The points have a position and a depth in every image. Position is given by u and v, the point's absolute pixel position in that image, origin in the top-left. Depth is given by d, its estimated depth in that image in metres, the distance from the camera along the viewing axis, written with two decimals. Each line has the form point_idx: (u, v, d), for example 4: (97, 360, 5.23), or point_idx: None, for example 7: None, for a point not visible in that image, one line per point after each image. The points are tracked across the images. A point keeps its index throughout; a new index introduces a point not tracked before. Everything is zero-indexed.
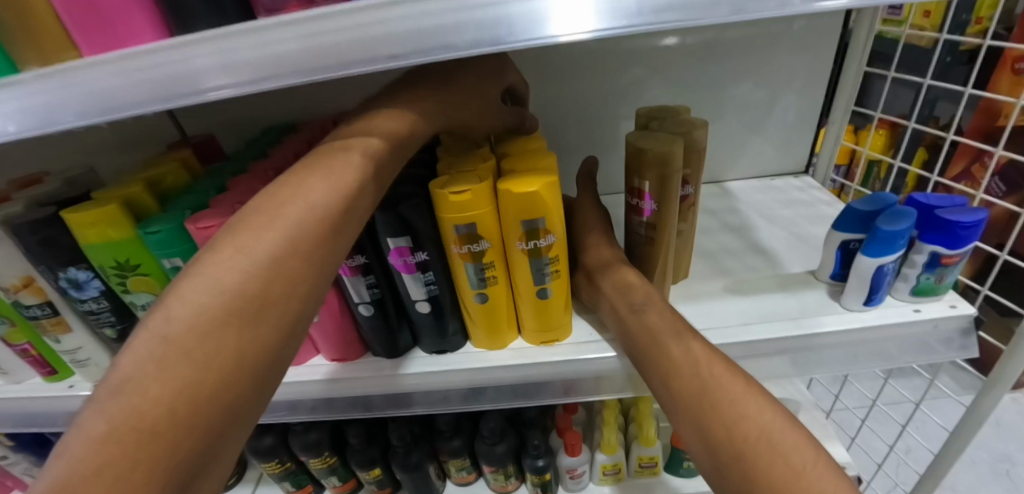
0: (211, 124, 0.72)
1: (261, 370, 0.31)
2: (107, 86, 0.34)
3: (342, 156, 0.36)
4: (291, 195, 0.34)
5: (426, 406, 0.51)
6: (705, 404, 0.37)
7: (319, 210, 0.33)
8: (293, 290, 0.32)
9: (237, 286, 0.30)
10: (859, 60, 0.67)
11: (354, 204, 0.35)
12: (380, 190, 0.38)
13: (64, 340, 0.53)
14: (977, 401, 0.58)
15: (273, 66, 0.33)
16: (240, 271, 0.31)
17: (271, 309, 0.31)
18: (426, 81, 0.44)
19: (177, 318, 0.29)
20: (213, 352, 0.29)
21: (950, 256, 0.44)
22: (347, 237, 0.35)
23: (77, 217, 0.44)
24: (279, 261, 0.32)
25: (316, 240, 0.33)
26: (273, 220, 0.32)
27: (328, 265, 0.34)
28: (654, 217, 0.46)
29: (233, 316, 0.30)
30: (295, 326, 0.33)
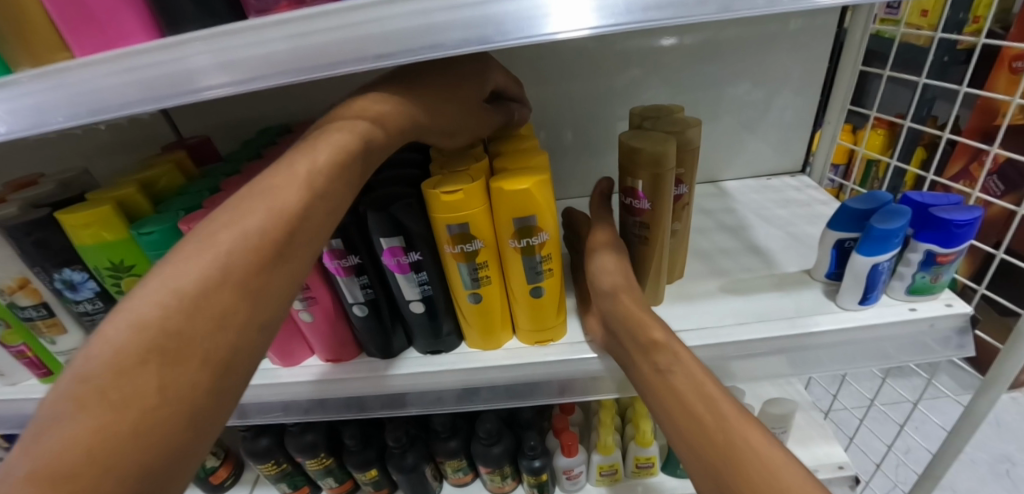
0: (208, 125, 0.72)
1: (201, 409, 0.27)
2: (98, 87, 0.34)
3: (289, 170, 0.33)
4: (226, 219, 0.31)
5: (420, 407, 0.51)
6: (699, 425, 0.36)
7: (257, 232, 0.30)
8: (229, 321, 0.29)
9: (166, 318, 0.27)
10: (854, 60, 0.67)
11: (296, 227, 0.32)
12: (333, 209, 0.35)
13: (60, 340, 0.54)
14: (975, 400, 0.57)
15: (263, 67, 0.33)
16: (169, 301, 0.27)
17: (202, 344, 0.27)
18: (402, 76, 0.41)
19: (87, 361, 0.25)
20: (130, 396, 0.25)
21: (946, 254, 0.43)
22: (295, 259, 0.32)
23: (71, 217, 0.44)
24: (211, 288, 0.28)
25: (259, 262, 0.30)
26: (208, 244, 0.29)
27: (272, 291, 0.31)
28: (647, 216, 0.46)
29: (154, 353, 0.26)
30: (236, 360, 0.29)
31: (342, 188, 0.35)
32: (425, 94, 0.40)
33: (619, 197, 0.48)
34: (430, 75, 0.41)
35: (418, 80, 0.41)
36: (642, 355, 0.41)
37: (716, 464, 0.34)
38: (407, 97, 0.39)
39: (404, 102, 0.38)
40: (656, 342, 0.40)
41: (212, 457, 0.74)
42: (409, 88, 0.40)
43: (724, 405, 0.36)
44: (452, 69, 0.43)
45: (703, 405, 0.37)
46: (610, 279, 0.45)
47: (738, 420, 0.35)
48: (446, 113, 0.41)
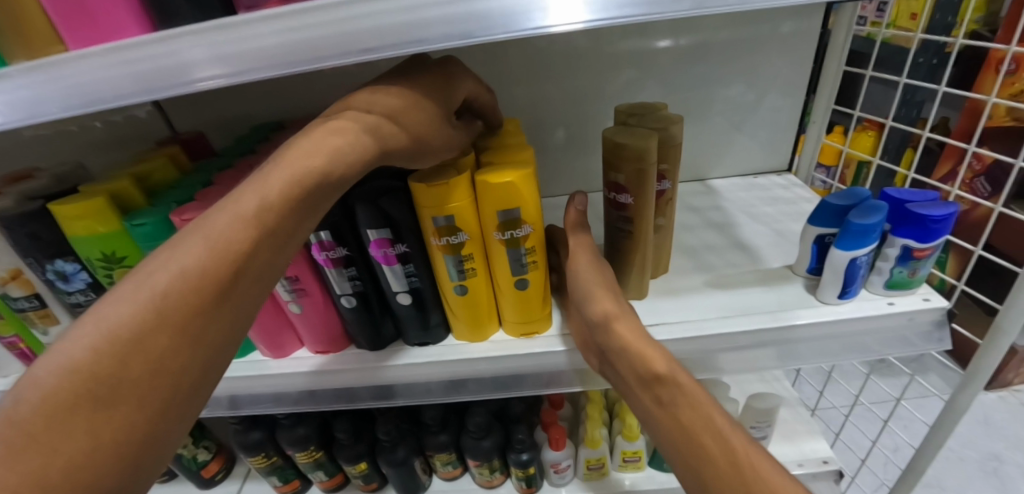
0: (202, 121, 0.73)
1: (127, 449, 0.29)
2: (93, 79, 0.35)
3: (232, 207, 0.33)
4: (164, 259, 0.31)
5: (408, 398, 0.52)
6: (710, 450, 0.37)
7: (193, 277, 0.31)
8: (163, 365, 0.30)
9: (90, 363, 0.28)
10: (838, 61, 0.68)
11: (237, 268, 0.32)
12: (279, 248, 0.35)
13: (53, 331, 0.54)
14: (956, 394, 0.58)
15: (254, 59, 0.34)
16: (95, 345, 0.28)
17: (136, 385, 0.29)
18: (365, 90, 0.38)
19: (19, 403, 0.26)
20: (62, 439, 0.27)
21: (922, 249, 0.44)
22: (236, 300, 0.33)
23: (64, 209, 0.44)
24: (146, 332, 0.29)
25: (192, 306, 0.31)
26: (141, 289, 0.30)
27: (213, 333, 0.32)
28: (631, 210, 0.47)
29: (87, 396, 0.27)
30: (174, 399, 0.30)
31: (291, 227, 0.35)
32: (385, 113, 0.36)
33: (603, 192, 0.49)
34: (393, 86, 0.38)
35: (379, 93, 0.37)
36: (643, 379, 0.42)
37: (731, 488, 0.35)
38: (365, 119, 0.36)
39: (363, 125, 0.35)
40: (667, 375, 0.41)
41: (204, 451, 0.74)
42: (367, 108, 0.36)
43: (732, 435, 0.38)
44: (416, 75, 0.40)
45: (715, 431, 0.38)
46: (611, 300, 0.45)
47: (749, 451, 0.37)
48: (414, 131, 0.37)
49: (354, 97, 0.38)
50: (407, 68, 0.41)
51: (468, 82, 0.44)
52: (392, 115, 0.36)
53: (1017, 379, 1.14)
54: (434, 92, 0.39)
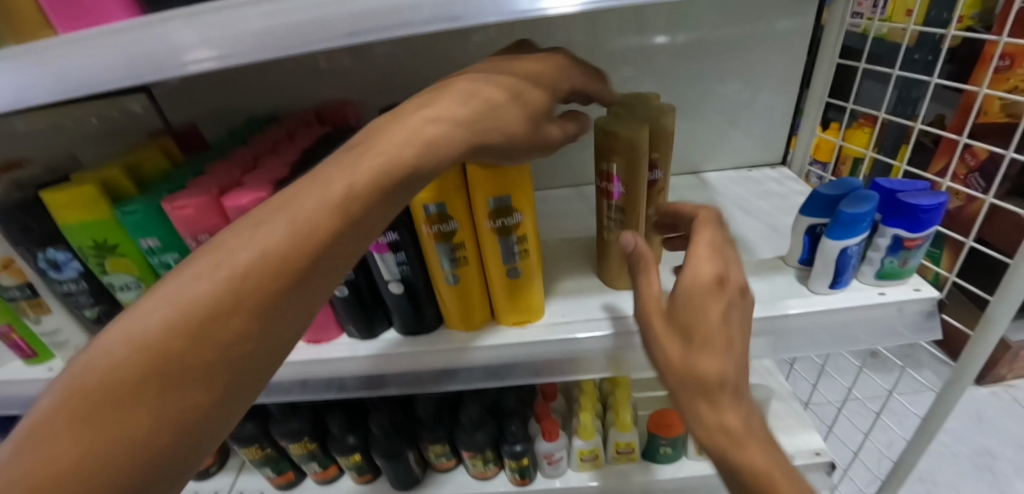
0: (195, 113, 0.73)
1: (192, 431, 0.27)
2: (81, 63, 0.34)
3: (314, 185, 0.31)
4: (245, 234, 0.29)
5: (399, 387, 0.52)
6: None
7: (275, 259, 0.29)
8: (231, 351, 0.28)
9: (164, 338, 0.26)
10: (830, 56, 0.67)
11: (319, 253, 0.30)
12: (358, 237, 0.32)
13: (44, 321, 0.54)
14: (947, 387, 0.58)
15: (241, 44, 0.34)
16: (169, 320, 0.26)
17: (204, 369, 0.27)
18: (467, 75, 0.37)
19: (88, 373, 0.25)
20: (126, 417, 0.25)
21: (912, 239, 0.44)
22: (310, 289, 0.31)
23: (55, 197, 0.45)
24: (223, 311, 0.27)
25: (267, 289, 0.29)
26: (220, 263, 0.28)
27: (283, 321, 0.30)
28: (623, 200, 0.47)
29: (155, 375, 0.26)
30: (236, 385, 0.29)
31: (374, 217, 0.32)
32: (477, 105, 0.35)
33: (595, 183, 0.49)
34: (495, 76, 0.37)
35: (478, 79, 0.36)
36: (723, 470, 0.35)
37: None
38: (461, 110, 0.34)
39: (459, 117, 0.34)
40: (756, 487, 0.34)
41: None
42: (465, 96, 0.35)
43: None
44: (523, 63, 0.38)
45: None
46: (716, 365, 0.34)
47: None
48: (504, 127, 0.35)
49: (454, 79, 0.36)
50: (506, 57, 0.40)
51: (579, 77, 0.41)
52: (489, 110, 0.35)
53: (1009, 374, 1.15)
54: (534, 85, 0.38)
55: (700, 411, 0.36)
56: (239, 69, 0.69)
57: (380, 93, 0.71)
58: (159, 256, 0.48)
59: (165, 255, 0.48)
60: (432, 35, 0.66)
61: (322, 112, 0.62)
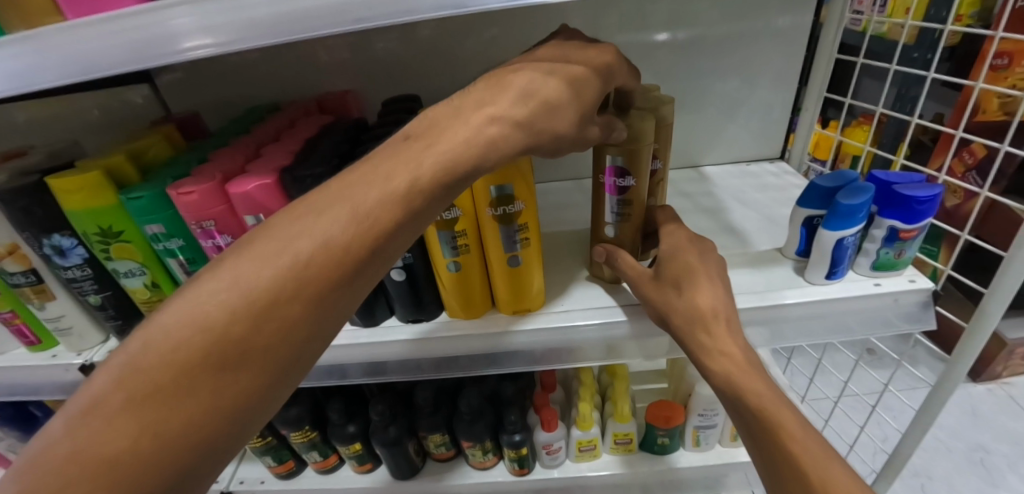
0: (197, 102, 0.73)
1: (241, 410, 0.29)
2: (88, 48, 0.35)
3: (377, 176, 0.31)
4: (306, 222, 0.30)
5: (400, 374, 0.53)
6: (806, 484, 0.36)
7: (332, 251, 0.30)
8: (284, 338, 0.29)
9: (223, 322, 0.28)
10: (829, 50, 0.68)
11: (373, 249, 0.31)
12: (411, 234, 0.33)
13: (47, 307, 0.54)
14: (941, 380, 0.59)
15: (247, 29, 0.34)
16: (229, 305, 0.28)
17: (259, 353, 0.29)
18: (530, 65, 0.35)
19: (154, 347, 0.27)
20: (185, 392, 0.27)
21: (908, 231, 0.45)
22: (362, 281, 0.32)
23: (62, 182, 0.45)
24: (279, 300, 0.29)
25: (322, 282, 0.30)
26: (282, 251, 0.29)
27: (334, 311, 0.31)
28: (627, 192, 0.47)
29: (215, 356, 0.27)
30: (287, 369, 0.30)
31: (429, 212, 0.33)
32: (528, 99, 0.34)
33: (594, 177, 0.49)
34: (560, 70, 0.35)
35: (541, 71, 0.34)
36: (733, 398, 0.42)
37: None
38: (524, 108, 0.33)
39: (519, 117, 0.33)
40: (764, 407, 0.40)
41: None
42: (528, 91, 0.34)
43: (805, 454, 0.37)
44: (576, 54, 0.37)
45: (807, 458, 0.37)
46: (709, 299, 0.43)
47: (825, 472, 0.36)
48: (564, 127, 0.35)
49: (513, 69, 0.35)
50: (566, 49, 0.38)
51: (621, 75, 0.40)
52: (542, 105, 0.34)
53: (1005, 371, 1.16)
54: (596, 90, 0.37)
55: (705, 343, 0.42)
56: (242, 60, 0.69)
57: (382, 85, 0.72)
58: (163, 242, 0.48)
59: (170, 242, 0.48)
60: (434, 28, 0.67)
61: (324, 101, 0.62)
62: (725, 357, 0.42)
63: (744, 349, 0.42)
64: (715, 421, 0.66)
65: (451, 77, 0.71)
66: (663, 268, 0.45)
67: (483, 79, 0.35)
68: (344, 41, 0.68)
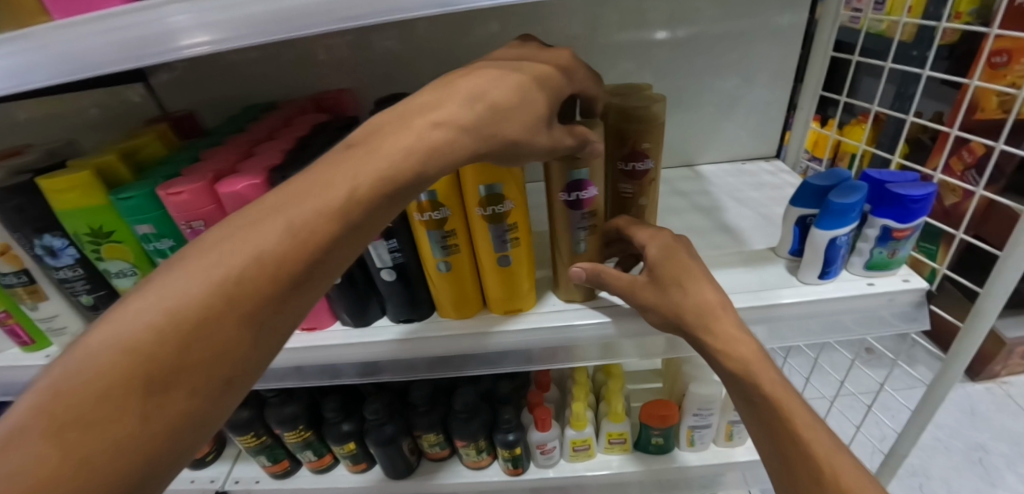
0: (193, 101, 0.73)
1: (177, 440, 0.25)
2: (76, 47, 0.35)
3: (319, 183, 0.29)
4: (241, 233, 0.28)
5: (392, 374, 0.53)
6: (819, 471, 0.37)
7: (270, 262, 0.27)
8: (222, 357, 0.26)
9: (150, 342, 0.24)
10: (825, 48, 0.68)
11: (317, 258, 0.29)
12: (359, 241, 0.31)
13: (41, 307, 0.54)
14: (937, 380, 0.59)
15: (234, 27, 0.34)
16: (156, 323, 0.25)
17: (194, 375, 0.25)
18: (487, 67, 0.36)
19: (66, 376, 0.23)
20: (108, 424, 0.23)
21: (901, 230, 0.45)
22: (307, 292, 0.29)
23: (53, 183, 0.45)
24: (216, 315, 0.26)
25: (263, 294, 0.27)
26: (215, 262, 0.27)
27: (280, 324, 0.28)
28: (595, 203, 0.46)
29: (140, 381, 0.24)
30: (228, 390, 0.27)
31: (375, 220, 0.31)
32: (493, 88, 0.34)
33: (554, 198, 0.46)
34: (527, 71, 0.36)
35: (492, 75, 0.35)
36: (744, 387, 0.42)
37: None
38: (481, 109, 0.33)
39: (462, 122, 0.32)
40: (775, 394, 0.41)
41: None
42: (479, 93, 0.34)
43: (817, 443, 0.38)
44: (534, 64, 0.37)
45: (824, 452, 0.38)
46: (713, 294, 0.44)
47: (834, 459, 0.38)
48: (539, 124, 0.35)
49: (463, 74, 0.35)
50: (530, 53, 0.40)
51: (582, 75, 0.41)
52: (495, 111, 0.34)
53: (1004, 371, 1.15)
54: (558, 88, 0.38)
55: (717, 333, 0.42)
56: (237, 59, 0.69)
57: (376, 84, 0.71)
58: (154, 242, 0.48)
59: (161, 242, 0.48)
60: (430, 27, 0.67)
61: (320, 99, 0.62)
62: (738, 346, 0.42)
63: (753, 338, 0.43)
64: (710, 420, 0.65)
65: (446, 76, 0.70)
66: (660, 269, 0.45)
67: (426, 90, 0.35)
68: (339, 39, 0.68)
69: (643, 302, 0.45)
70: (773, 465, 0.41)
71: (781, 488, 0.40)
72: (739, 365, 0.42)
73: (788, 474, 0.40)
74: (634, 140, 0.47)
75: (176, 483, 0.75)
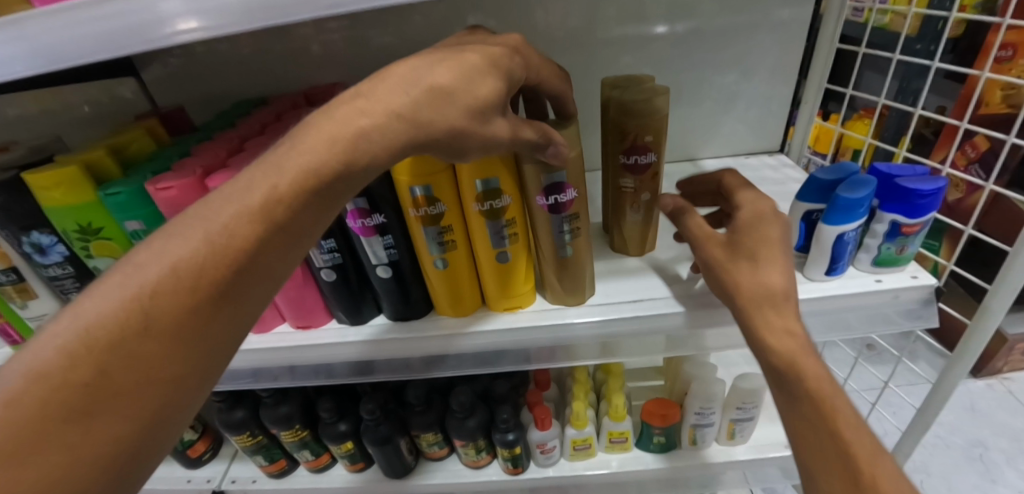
0: (184, 96, 0.71)
1: (112, 460, 0.26)
2: (59, 37, 0.33)
3: (236, 189, 0.29)
4: (156, 248, 0.28)
5: (387, 373, 0.52)
6: (857, 470, 0.34)
7: (187, 273, 0.27)
8: (145, 374, 0.26)
9: (64, 367, 0.24)
10: (830, 40, 0.67)
11: (242, 264, 0.29)
12: (290, 245, 0.31)
13: (31, 306, 0.53)
14: (943, 376, 0.58)
15: (219, 17, 0.33)
16: (68, 347, 0.25)
17: (119, 392, 0.25)
18: (471, 50, 0.34)
19: None
20: (31, 448, 0.23)
21: (910, 225, 0.44)
22: (237, 301, 0.29)
23: (38, 178, 0.44)
24: (131, 333, 0.26)
25: (182, 309, 0.27)
26: (127, 282, 0.26)
27: (210, 333, 0.28)
28: (574, 206, 0.44)
29: (58, 404, 0.24)
30: (161, 407, 0.27)
31: (304, 220, 0.31)
32: (459, 72, 0.32)
33: (535, 204, 0.44)
34: (486, 56, 0.34)
35: (428, 59, 0.32)
36: (784, 377, 0.39)
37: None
38: (470, 105, 0.32)
39: (399, 107, 0.31)
40: (820, 389, 0.37)
41: (190, 431, 0.74)
42: (462, 88, 0.32)
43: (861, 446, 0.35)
44: (476, 47, 0.34)
45: (864, 452, 0.35)
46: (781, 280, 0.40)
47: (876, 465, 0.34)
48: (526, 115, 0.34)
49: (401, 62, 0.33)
50: (518, 43, 0.38)
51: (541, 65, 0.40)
52: (438, 94, 0.32)
53: (1005, 367, 1.15)
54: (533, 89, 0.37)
55: (767, 317, 0.40)
56: (228, 53, 0.68)
57: (371, 79, 0.70)
58: (144, 239, 0.47)
59: (151, 239, 0.47)
60: (425, 21, 0.65)
61: (311, 94, 0.61)
62: (785, 338, 0.39)
63: (801, 329, 0.40)
64: (711, 419, 0.64)
65: None
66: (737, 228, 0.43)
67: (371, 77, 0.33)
68: (333, 34, 0.66)
69: (720, 268, 0.42)
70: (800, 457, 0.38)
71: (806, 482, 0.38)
72: (784, 353, 0.39)
73: (814, 467, 0.37)
74: (634, 134, 0.47)
75: (172, 483, 0.75)
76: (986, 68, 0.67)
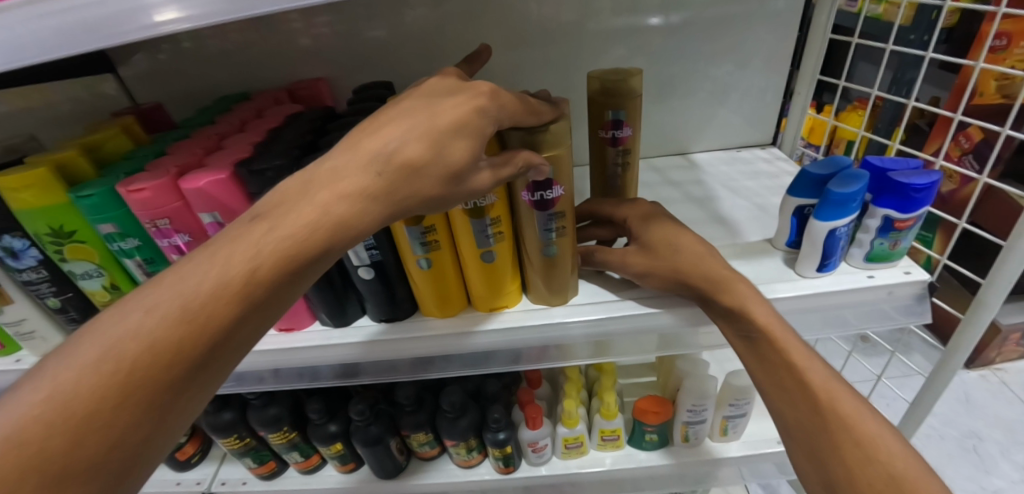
0: (165, 92, 0.70)
1: None
2: (21, 31, 0.32)
3: (215, 259, 0.28)
4: (134, 318, 0.27)
5: (373, 375, 0.51)
6: (814, 397, 0.41)
7: (163, 351, 0.27)
8: (119, 445, 0.26)
9: (36, 442, 0.24)
10: (823, 30, 0.64)
11: (220, 341, 0.28)
12: (267, 318, 0.30)
13: (6, 311, 0.51)
14: (936, 369, 0.57)
15: (192, 8, 0.31)
16: (42, 420, 0.24)
17: (90, 465, 0.25)
18: (445, 106, 0.32)
19: None
20: None
21: (903, 220, 0.43)
22: (213, 372, 0.29)
23: (5, 179, 0.42)
24: (108, 407, 0.26)
25: (157, 383, 0.27)
26: (104, 354, 0.26)
27: (183, 403, 0.29)
28: (562, 205, 0.42)
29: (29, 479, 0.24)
30: (130, 472, 0.27)
31: (281, 297, 0.30)
32: (427, 138, 0.31)
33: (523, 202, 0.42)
34: (457, 118, 0.32)
35: (403, 126, 0.31)
36: (747, 328, 0.42)
37: (811, 426, 0.41)
38: (441, 175, 0.32)
39: (373, 189, 0.30)
40: (772, 330, 0.41)
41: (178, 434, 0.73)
42: (434, 160, 0.31)
43: (815, 375, 0.41)
44: (453, 105, 0.32)
45: (818, 381, 0.41)
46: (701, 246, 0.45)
47: (829, 387, 0.41)
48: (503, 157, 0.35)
49: (378, 121, 0.32)
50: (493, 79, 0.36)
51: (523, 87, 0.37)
52: (411, 173, 0.31)
53: (998, 358, 1.15)
54: (518, 110, 0.35)
55: (729, 289, 0.42)
56: (213, 48, 0.66)
57: (358, 73, 0.68)
58: (118, 242, 0.45)
59: (126, 242, 0.45)
60: (414, 15, 0.64)
61: (294, 90, 0.59)
62: (736, 284, 0.42)
63: (742, 276, 0.43)
64: (704, 416, 0.63)
65: (428, 63, 0.67)
66: (652, 235, 0.46)
67: (345, 140, 0.31)
68: (321, 27, 0.65)
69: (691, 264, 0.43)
70: (761, 386, 0.44)
71: (767, 405, 0.44)
72: (737, 303, 0.41)
73: (776, 397, 0.43)
74: None
75: (161, 486, 0.74)
76: (981, 57, 0.64)
